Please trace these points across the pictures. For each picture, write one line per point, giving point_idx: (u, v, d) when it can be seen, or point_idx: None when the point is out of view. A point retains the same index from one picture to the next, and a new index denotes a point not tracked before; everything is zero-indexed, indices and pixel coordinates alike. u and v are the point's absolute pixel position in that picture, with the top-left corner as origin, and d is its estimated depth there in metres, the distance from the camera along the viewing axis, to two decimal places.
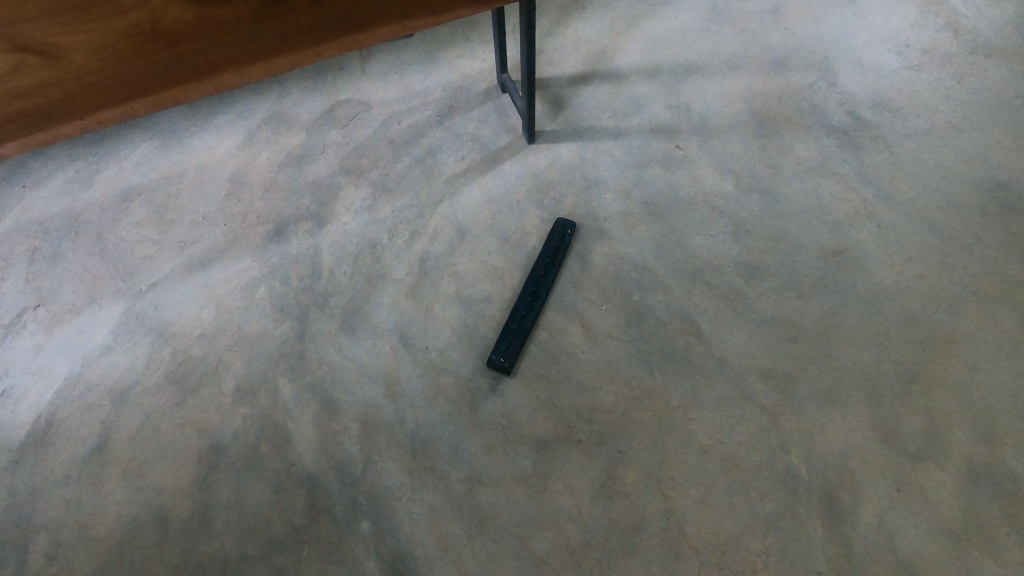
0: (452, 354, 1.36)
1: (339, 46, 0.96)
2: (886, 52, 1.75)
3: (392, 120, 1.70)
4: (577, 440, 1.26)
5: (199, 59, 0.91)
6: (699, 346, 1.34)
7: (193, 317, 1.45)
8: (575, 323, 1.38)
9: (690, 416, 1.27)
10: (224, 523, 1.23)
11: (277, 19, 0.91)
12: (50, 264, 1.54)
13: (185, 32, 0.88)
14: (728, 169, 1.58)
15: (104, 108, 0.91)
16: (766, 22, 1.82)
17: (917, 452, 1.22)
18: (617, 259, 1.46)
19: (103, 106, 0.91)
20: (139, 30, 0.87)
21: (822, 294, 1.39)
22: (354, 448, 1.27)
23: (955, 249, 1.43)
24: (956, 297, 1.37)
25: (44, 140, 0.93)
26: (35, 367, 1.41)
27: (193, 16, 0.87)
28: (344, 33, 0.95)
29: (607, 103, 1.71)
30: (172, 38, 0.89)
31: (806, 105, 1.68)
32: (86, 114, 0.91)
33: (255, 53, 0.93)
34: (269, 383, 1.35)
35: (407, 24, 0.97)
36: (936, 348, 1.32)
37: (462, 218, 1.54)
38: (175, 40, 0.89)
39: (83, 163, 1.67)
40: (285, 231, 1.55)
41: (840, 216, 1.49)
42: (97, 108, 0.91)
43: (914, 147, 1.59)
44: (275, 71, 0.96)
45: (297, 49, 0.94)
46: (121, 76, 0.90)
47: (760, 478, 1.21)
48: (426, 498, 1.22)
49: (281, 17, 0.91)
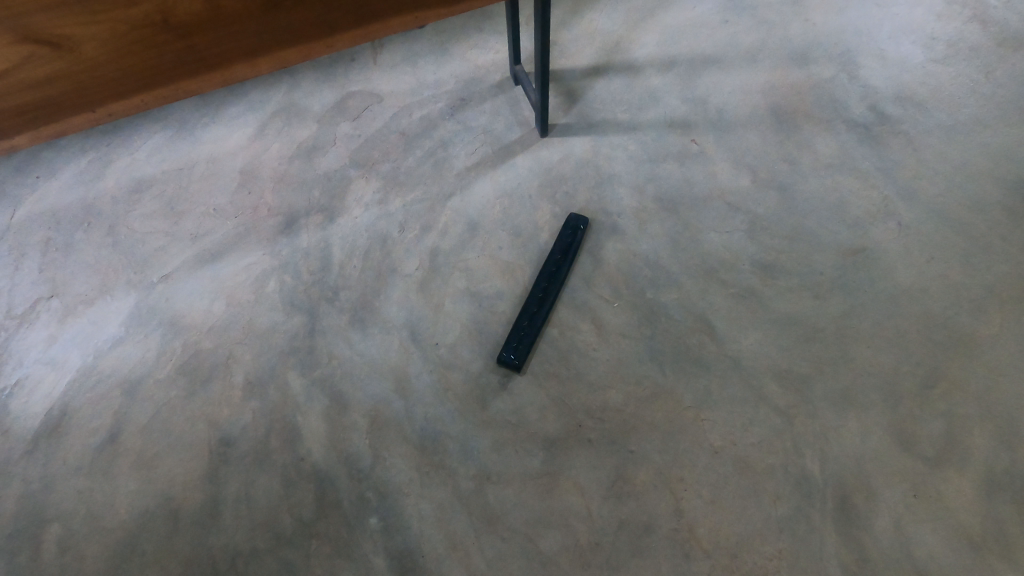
0: (462, 350, 1.35)
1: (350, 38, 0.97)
2: (910, 44, 1.70)
3: (404, 113, 1.68)
4: (587, 439, 1.25)
5: (209, 51, 0.91)
6: (713, 345, 1.32)
7: (204, 310, 1.45)
8: (586, 321, 1.36)
9: (702, 417, 1.25)
10: (233, 517, 1.23)
11: (288, 11, 0.90)
12: (63, 255, 1.55)
13: (197, 23, 0.87)
14: (745, 165, 1.55)
15: (112, 100, 0.93)
16: (786, 14, 1.78)
17: (935, 457, 1.19)
18: (630, 256, 1.44)
19: (111, 99, 0.92)
20: (150, 21, 0.86)
21: (840, 294, 1.36)
22: (363, 444, 1.27)
23: (979, 249, 1.39)
24: (978, 298, 1.34)
25: (54, 134, 0.94)
26: (48, 358, 1.41)
27: (205, 7, 0.86)
28: (354, 26, 0.95)
29: (622, 96, 1.68)
30: (183, 29, 0.88)
31: (826, 99, 1.64)
32: (98, 104, 0.92)
33: (265, 44, 0.93)
34: (278, 376, 1.35)
35: (420, 16, 0.97)
36: (957, 350, 1.29)
37: (473, 213, 1.52)
38: (186, 31, 0.88)
39: (95, 154, 1.67)
40: (296, 225, 1.54)
41: (859, 213, 1.46)
42: (106, 100, 0.92)
43: (938, 142, 1.55)
44: (284, 62, 0.97)
45: (307, 42, 0.95)
46: (135, 69, 0.90)
47: (773, 481, 1.19)
48: (435, 495, 1.22)
49: (292, 10, 0.90)
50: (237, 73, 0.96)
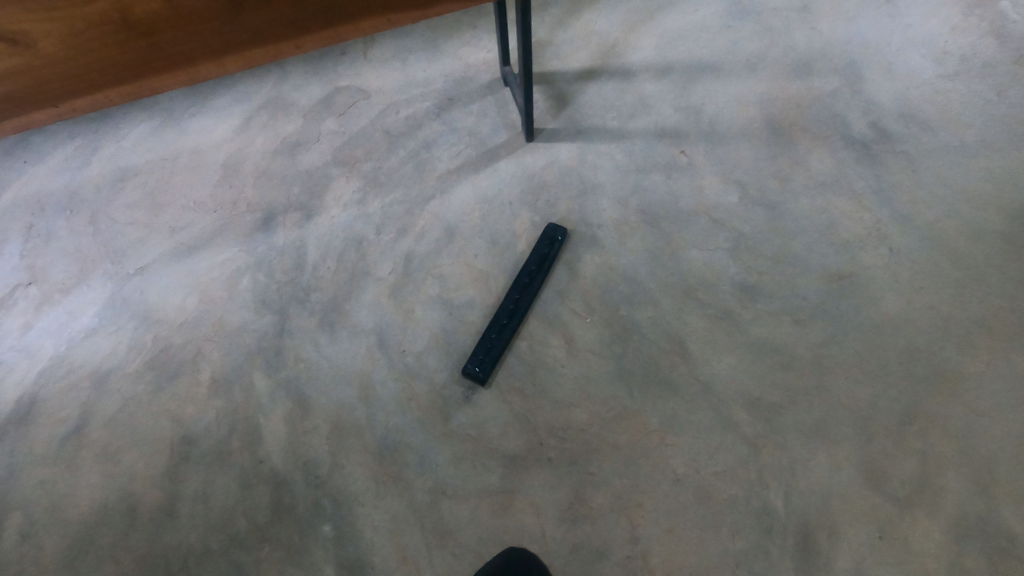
0: (429, 359, 1.33)
1: (321, 39, 0.91)
2: (921, 58, 1.62)
3: (390, 111, 1.66)
4: (547, 458, 1.22)
5: (173, 51, 0.86)
6: (684, 368, 1.28)
7: (177, 304, 1.44)
8: (557, 335, 1.34)
9: (666, 442, 1.22)
10: (189, 515, 1.23)
11: (254, 10, 0.84)
12: (45, 242, 1.55)
13: (158, 22, 0.82)
14: (734, 179, 1.50)
15: (77, 95, 0.88)
16: (792, 21, 1.71)
17: (906, 499, 1.15)
18: (607, 270, 1.40)
19: (75, 94, 0.88)
20: (108, 20, 0.80)
21: (821, 321, 1.31)
22: (322, 450, 1.26)
23: (973, 280, 1.33)
24: (967, 332, 1.28)
25: (24, 123, 0.90)
26: (23, 345, 1.43)
27: (164, 6, 0.80)
28: (326, 26, 0.89)
29: (613, 102, 1.63)
30: (144, 28, 0.82)
31: (826, 113, 1.57)
32: (62, 100, 0.88)
33: (232, 44, 0.87)
34: (244, 376, 1.34)
35: (394, 18, 0.91)
36: (939, 387, 1.23)
37: (452, 218, 1.50)
38: (147, 30, 0.82)
39: (82, 141, 1.67)
40: (273, 222, 1.53)
41: (850, 236, 1.40)
42: (70, 96, 0.88)
43: (940, 164, 1.48)
44: (254, 61, 0.91)
45: (276, 42, 0.89)
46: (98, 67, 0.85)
47: (734, 512, 1.16)
48: (390, 506, 1.21)
49: (258, 9, 0.84)
50: (204, 73, 0.90)
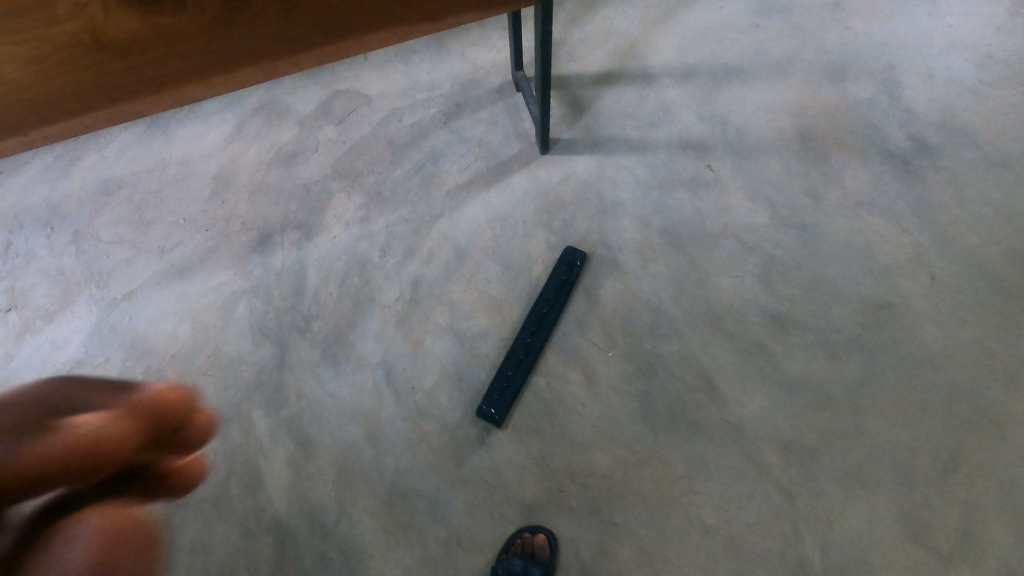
0: (440, 397, 1.25)
1: (322, 56, 0.75)
2: (963, 61, 1.51)
3: (393, 118, 1.54)
4: (568, 506, 1.16)
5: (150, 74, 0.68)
6: (713, 408, 1.21)
7: (168, 333, 1.35)
8: (576, 371, 1.25)
9: (695, 490, 1.15)
10: (188, 567, 1.16)
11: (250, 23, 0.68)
12: (24, 263, 1.45)
13: (134, 41, 0.65)
14: (764, 197, 1.40)
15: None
16: (825, 20, 1.59)
17: (948, 553, 1.08)
18: (628, 298, 1.31)
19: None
20: (78, 41, 0.63)
21: (858, 356, 1.23)
22: (328, 496, 1.19)
23: (1020, 312, 1.25)
24: (1013, 369, 1.20)
25: None
26: (3, 378, 1.33)
27: (143, 23, 0.64)
28: (331, 39, 0.73)
29: (633, 109, 1.52)
30: (119, 48, 0.65)
31: (861, 123, 1.46)
32: None
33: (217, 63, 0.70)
34: (243, 415, 1.26)
35: (400, 32, 0.77)
36: (983, 430, 1.16)
37: (462, 238, 1.40)
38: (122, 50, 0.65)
39: (62, 150, 1.56)
40: (270, 242, 1.43)
41: (888, 261, 1.31)
42: None
43: (983, 182, 1.38)
44: (247, 83, 0.74)
45: (271, 61, 0.72)
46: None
47: (767, 567, 1.10)
48: (402, 558, 1.14)
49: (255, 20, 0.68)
50: (190, 96, 0.72)
